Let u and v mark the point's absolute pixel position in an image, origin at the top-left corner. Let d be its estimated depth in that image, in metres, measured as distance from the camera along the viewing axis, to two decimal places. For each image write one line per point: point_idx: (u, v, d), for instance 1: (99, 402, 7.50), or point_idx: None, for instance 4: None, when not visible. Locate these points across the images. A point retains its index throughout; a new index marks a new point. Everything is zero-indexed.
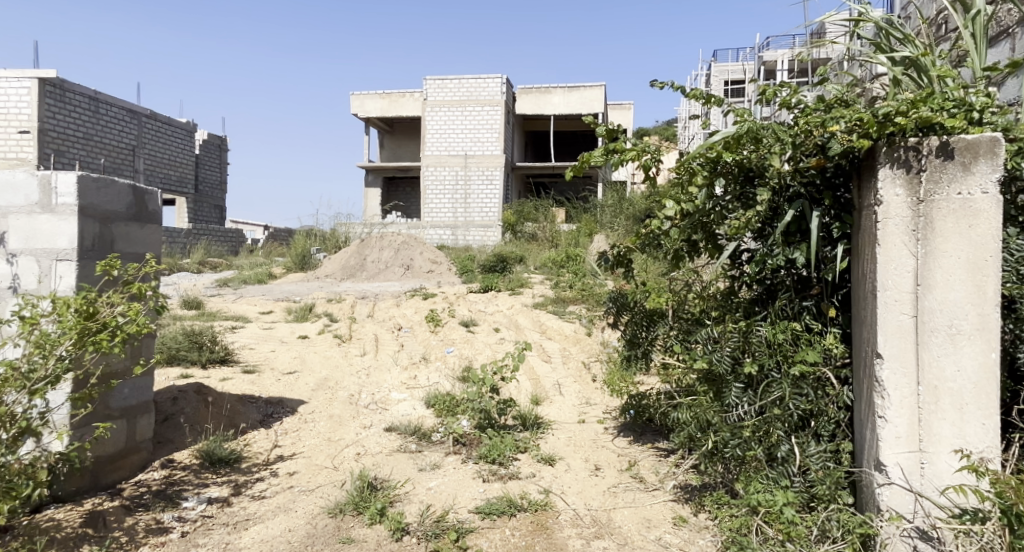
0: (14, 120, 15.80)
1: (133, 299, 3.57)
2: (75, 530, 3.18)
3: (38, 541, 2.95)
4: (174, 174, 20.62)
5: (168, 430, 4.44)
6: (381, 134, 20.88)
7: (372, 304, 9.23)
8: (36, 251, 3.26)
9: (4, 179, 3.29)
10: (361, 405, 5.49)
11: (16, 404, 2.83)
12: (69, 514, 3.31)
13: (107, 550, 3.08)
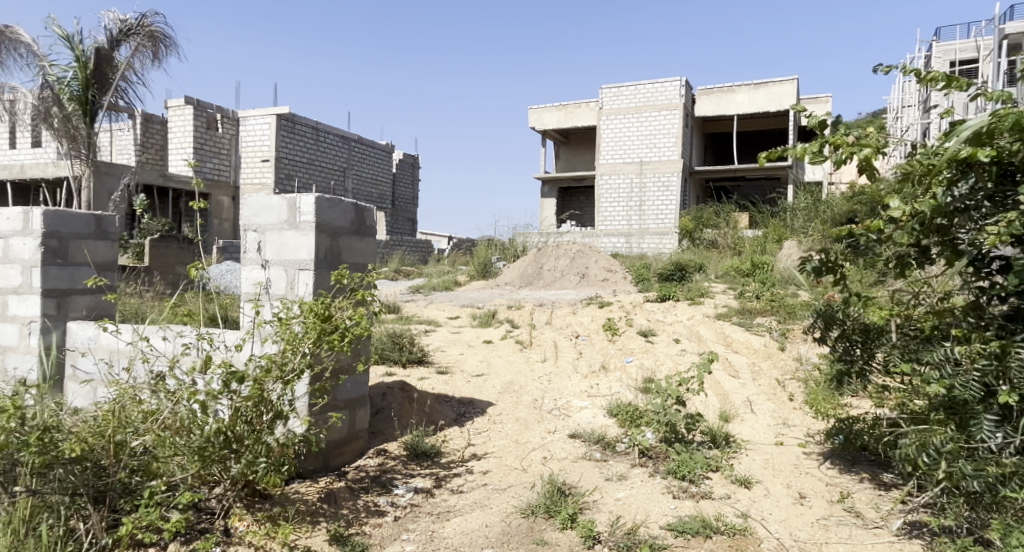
0: (259, 151, 18.39)
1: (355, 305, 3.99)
2: (314, 504, 3.63)
3: (287, 509, 3.46)
4: (376, 191, 22.50)
5: (380, 422, 4.90)
6: (557, 146, 21.37)
7: (550, 311, 9.46)
8: (284, 262, 3.76)
9: (262, 202, 3.85)
10: (545, 410, 5.68)
11: (275, 392, 3.38)
12: (308, 489, 3.79)
13: (338, 526, 3.47)
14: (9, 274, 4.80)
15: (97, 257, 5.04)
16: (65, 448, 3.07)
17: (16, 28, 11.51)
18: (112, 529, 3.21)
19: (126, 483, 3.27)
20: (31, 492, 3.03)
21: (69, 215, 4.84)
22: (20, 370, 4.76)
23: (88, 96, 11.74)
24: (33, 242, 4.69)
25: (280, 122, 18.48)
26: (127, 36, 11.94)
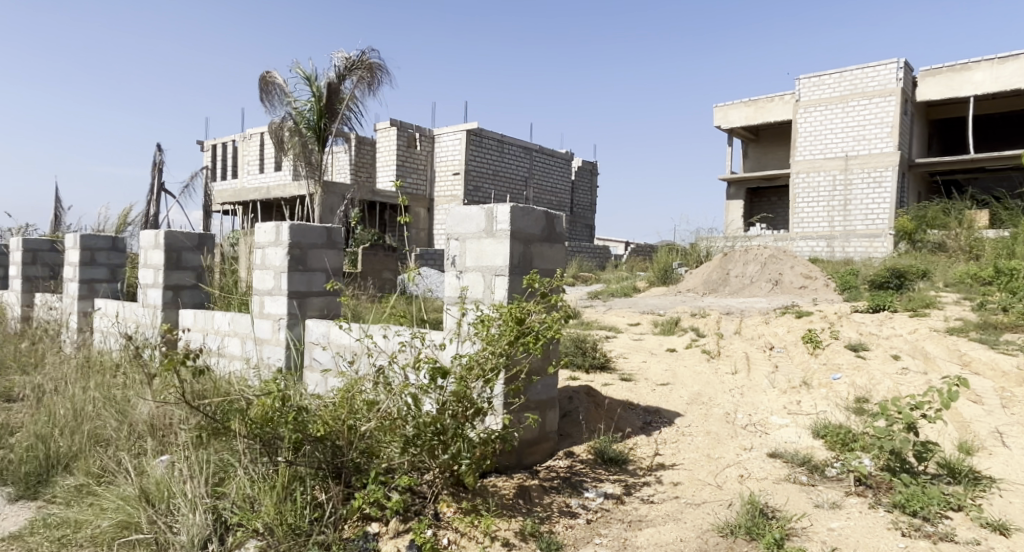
0: (450, 166, 19.35)
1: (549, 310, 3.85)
2: (509, 498, 3.56)
3: (489, 501, 3.42)
4: (556, 200, 22.70)
5: (568, 425, 4.76)
6: (744, 144, 20.31)
7: (740, 320, 8.84)
8: (482, 268, 3.75)
9: (462, 212, 3.88)
10: (740, 425, 5.23)
11: (477, 392, 3.37)
12: (505, 483, 3.73)
13: (533, 521, 3.36)
14: (265, 279, 5.34)
15: (327, 263, 5.41)
16: (313, 427, 3.35)
17: (273, 73, 12.14)
18: (348, 502, 3.45)
19: (359, 463, 3.47)
20: (287, 461, 3.33)
21: (307, 226, 5.25)
22: (272, 360, 5.25)
23: (321, 125, 11.88)
24: (282, 251, 5.18)
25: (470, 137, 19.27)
26: (352, 70, 11.77)
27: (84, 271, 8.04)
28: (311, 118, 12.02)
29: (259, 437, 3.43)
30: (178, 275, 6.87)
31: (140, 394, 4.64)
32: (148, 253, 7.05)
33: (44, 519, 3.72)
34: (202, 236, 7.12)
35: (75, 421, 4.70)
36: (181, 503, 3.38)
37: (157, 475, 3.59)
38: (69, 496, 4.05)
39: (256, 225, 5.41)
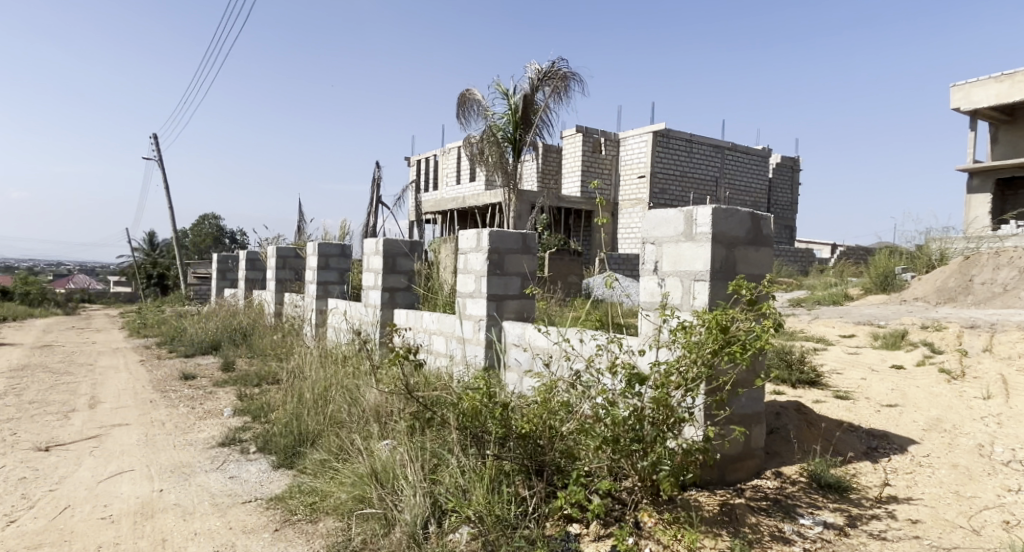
0: (635, 168, 19.19)
1: (758, 320, 3.61)
2: (714, 515, 3.42)
3: (693, 516, 3.26)
4: (751, 200, 21.50)
5: (776, 443, 4.40)
6: (993, 128, 17.95)
7: (986, 335, 7.73)
8: (680, 273, 3.63)
9: (660, 216, 3.78)
10: (999, 460, 4.29)
11: (679, 401, 3.26)
12: (709, 499, 3.57)
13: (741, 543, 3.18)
14: (467, 282, 5.61)
15: (523, 269, 5.53)
16: (517, 423, 3.53)
17: (472, 90, 12.74)
18: (551, 500, 3.47)
19: (560, 463, 3.48)
20: (495, 455, 3.45)
21: (506, 232, 5.42)
22: (473, 359, 5.49)
23: (516, 135, 12.28)
24: (482, 256, 5.40)
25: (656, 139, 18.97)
26: (544, 81, 12.01)
27: (321, 274, 9.11)
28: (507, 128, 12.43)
29: (474, 431, 3.65)
30: (392, 278, 7.48)
31: (367, 383, 5.10)
32: (370, 258, 7.75)
33: (298, 486, 4.38)
34: (412, 243, 7.66)
35: (320, 405, 5.36)
36: (405, 486, 3.66)
37: (385, 457, 4.02)
38: (316, 467, 4.61)
39: (460, 233, 5.69)
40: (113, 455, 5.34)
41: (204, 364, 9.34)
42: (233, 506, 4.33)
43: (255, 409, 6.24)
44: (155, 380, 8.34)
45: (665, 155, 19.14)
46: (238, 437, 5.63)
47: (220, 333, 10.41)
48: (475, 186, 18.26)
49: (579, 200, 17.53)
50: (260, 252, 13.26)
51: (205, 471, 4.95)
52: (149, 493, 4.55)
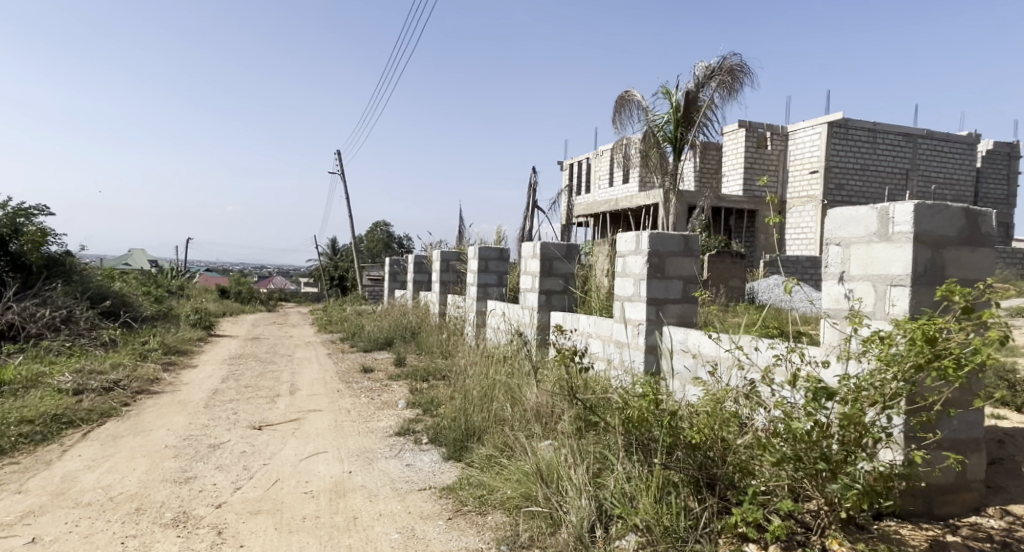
0: (807, 162, 18.08)
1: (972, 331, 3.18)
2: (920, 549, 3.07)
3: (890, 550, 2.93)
4: (957, 193, 19.01)
5: (1000, 474, 3.78)
6: None
7: None
8: (872, 277, 3.32)
9: (847, 214, 3.47)
10: None
11: (872, 420, 2.95)
12: (913, 533, 3.20)
13: None
14: (625, 285, 5.49)
15: (685, 271, 5.31)
16: (687, 433, 3.39)
17: (631, 91, 12.56)
18: (724, 516, 3.29)
19: (733, 477, 3.29)
20: (661, 464, 3.37)
21: (667, 234, 5.24)
22: (631, 365, 5.36)
23: (677, 134, 11.94)
24: (641, 259, 5.26)
25: (832, 130, 17.74)
26: (711, 77, 11.62)
27: (481, 277, 9.38)
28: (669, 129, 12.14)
29: (640, 438, 3.58)
30: (549, 281, 7.53)
31: (531, 383, 5.19)
32: (527, 261, 7.84)
33: (467, 478, 4.54)
34: (569, 246, 7.66)
35: (484, 401, 5.45)
36: (569, 489, 3.70)
37: (549, 456, 4.06)
38: (483, 463, 4.73)
39: (617, 235, 5.60)
40: (310, 437, 5.85)
41: (380, 358, 9.96)
42: (412, 492, 4.54)
43: (425, 402, 6.54)
44: (340, 372, 9.03)
45: (842, 146, 17.84)
46: (411, 427, 5.92)
47: (392, 332, 11.02)
48: (629, 188, 17.98)
49: (743, 198, 16.75)
50: (426, 255, 13.94)
51: (386, 457, 5.24)
52: (341, 474, 4.91)
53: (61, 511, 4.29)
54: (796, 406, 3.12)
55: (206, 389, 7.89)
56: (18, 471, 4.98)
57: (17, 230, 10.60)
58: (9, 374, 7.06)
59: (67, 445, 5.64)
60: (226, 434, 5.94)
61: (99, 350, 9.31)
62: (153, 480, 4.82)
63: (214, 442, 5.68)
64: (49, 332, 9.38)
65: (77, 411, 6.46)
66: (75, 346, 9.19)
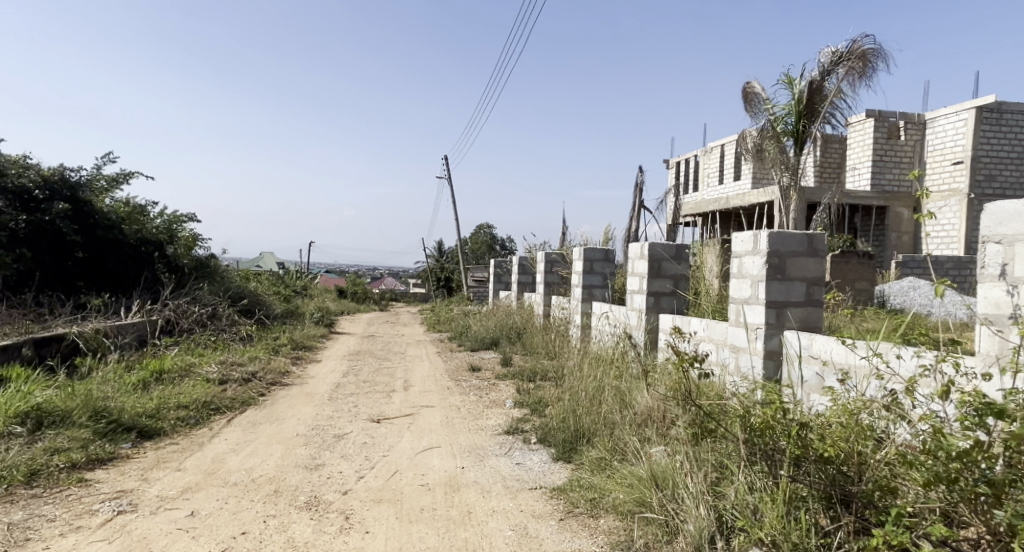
0: (950, 153, 16.73)
1: None
2: None
3: None
4: None
5: None
6: None
7: None
8: None
9: (1012, 208, 3.17)
10: None
11: None
12: None
13: None
14: (741, 287, 5.28)
15: (808, 273, 5.03)
16: (818, 445, 3.22)
17: (754, 83, 12.17)
18: (861, 536, 3.09)
19: (872, 495, 3.08)
20: (788, 476, 3.22)
21: (787, 233, 5.00)
22: (749, 371, 5.15)
23: (798, 127, 11.39)
24: (759, 260, 5.04)
25: (982, 116, 16.25)
26: (838, 64, 10.95)
27: (585, 278, 9.32)
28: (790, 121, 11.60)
29: (764, 446, 3.42)
30: (658, 283, 7.36)
31: (641, 387, 5.09)
32: (635, 263, 7.69)
33: (579, 480, 4.50)
34: (679, 247, 7.45)
35: (593, 403, 5.36)
36: (686, 496, 3.58)
37: (663, 461, 3.95)
38: (593, 465, 4.67)
39: (733, 235, 5.39)
40: (425, 432, 6.00)
41: (486, 357, 10.10)
42: (523, 490, 4.55)
43: (533, 402, 6.56)
44: (449, 370, 9.22)
45: (995, 134, 16.28)
46: (520, 427, 5.94)
47: (497, 332, 11.13)
48: (741, 185, 17.31)
49: (871, 193, 15.75)
50: (530, 257, 14.01)
51: (496, 456, 5.29)
52: (454, 469, 5.00)
53: (211, 488, 4.61)
54: (950, 422, 2.89)
55: (329, 382, 8.27)
56: (177, 450, 5.42)
57: (172, 235, 12.02)
58: (167, 364, 7.77)
59: (215, 429, 6.08)
60: (349, 425, 6.21)
61: (239, 344, 10.01)
62: (287, 465, 5.10)
63: (339, 433, 5.95)
64: (199, 327, 10.18)
65: (223, 398, 6.97)
66: (218, 339, 9.92)
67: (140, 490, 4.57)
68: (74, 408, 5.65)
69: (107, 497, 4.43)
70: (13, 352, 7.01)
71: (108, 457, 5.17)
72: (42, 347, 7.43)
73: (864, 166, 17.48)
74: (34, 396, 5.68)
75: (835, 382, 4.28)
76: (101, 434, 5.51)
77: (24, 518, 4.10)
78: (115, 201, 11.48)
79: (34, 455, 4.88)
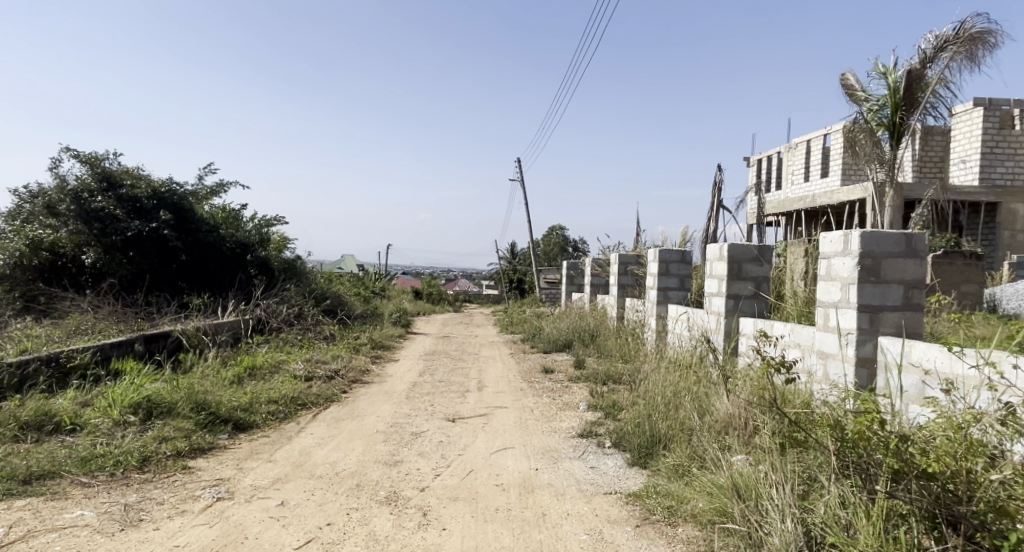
0: None
1: None
2: None
3: None
4: None
5: None
6: None
7: None
8: None
9: None
10: None
11: None
12: None
13: None
14: (830, 290, 5.01)
15: (906, 275, 4.73)
16: (920, 460, 3.02)
17: (848, 74, 11.69)
18: None
19: (984, 517, 2.87)
20: (886, 493, 3.03)
21: (883, 233, 4.71)
22: (839, 379, 4.89)
23: (895, 119, 10.85)
24: (851, 262, 4.77)
25: None
26: (943, 49, 10.14)
27: (661, 280, 9.11)
28: (887, 113, 11.05)
29: (857, 459, 3.23)
30: (738, 285, 7.11)
31: (721, 392, 4.91)
32: (714, 264, 7.46)
33: (655, 486, 4.37)
34: (762, 247, 7.16)
35: (669, 407, 5.20)
36: (772, 508, 3.41)
37: (745, 470, 3.79)
38: (670, 472, 4.52)
39: (821, 235, 5.13)
40: (499, 432, 5.98)
41: (559, 360, 10.01)
42: (597, 495, 4.46)
43: (607, 406, 6.44)
44: (522, 371, 9.18)
45: None
46: (594, 430, 5.84)
47: (570, 334, 11.03)
48: (828, 183, 16.55)
49: (978, 189, 14.78)
50: (603, 259, 13.83)
51: (570, 458, 5.21)
52: (529, 470, 4.96)
53: (299, 480, 4.72)
54: None
55: (406, 381, 8.38)
56: (268, 442, 5.59)
57: (263, 238, 12.46)
58: (258, 360, 8.06)
59: (302, 423, 6.24)
60: (426, 424, 6.26)
61: (323, 343, 10.30)
62: (369, 460, 5.17)
63: (416, 431, 6.00)
64: (287, 326, 10.53)
65: (309, 394, 7.17)
66: (305, 337, 10.25)
67: (236, 478, 4.73)
68: (179, 400, 5.93)
69: (208, 484, 4.61)
70: (126, 347, 7.43)
71: (209, 446, 5.38)
72: (150, 343, 7.84)
73: (973, 159, 15.23)
74: (145, 388, 6.00)
75: (938, 393, 3.99)
76: (202, 425, 5.76)
77: (136, 500, 4.31)
78: (213, 208, 12.05)
79: (145, 442, 5.15)
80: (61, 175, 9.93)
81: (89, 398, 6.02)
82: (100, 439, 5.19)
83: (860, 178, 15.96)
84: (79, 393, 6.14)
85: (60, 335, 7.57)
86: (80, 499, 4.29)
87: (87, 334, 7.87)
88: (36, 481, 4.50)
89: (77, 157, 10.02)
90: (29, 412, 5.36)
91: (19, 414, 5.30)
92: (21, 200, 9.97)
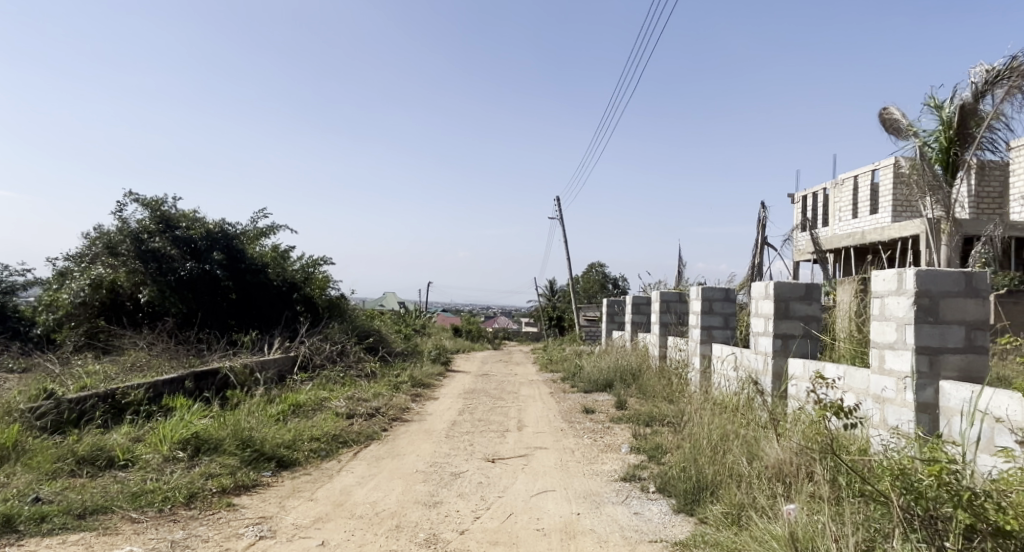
0: None
1: None
2: None
3: None
4: None
5: None
6: None
7: None
8: None
9: None
10: None
11: None
12: None
13: None
14: (885, 330, 4.80)
15: (967, 315, 4.52)
16: (995, 516, 2.84)
17: (890, 107, 11.48)
18: None
19: None
20: None
21: (941, 272, 4.51)
22: (898, 425, 4.65)
23: (950, 155, 10.68)
24: (906, 301, 4.57)
25: None
26: (996, 83, 9.79)
27: (705, 318, 8.92)
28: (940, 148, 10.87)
29: (923, 512, 3.05)
30: (786, 324, 6.90)
31: (772, 439, 4.73)
32: (759, 303, 7.25)
33: (703, 535, 4.16)
34: (810, 285, 6.96)
35: (717, 453, 5.00)
36: None
37: (803, 521, 3.60)
38: (719, 520, 4.30)
39: (874, 274, 4.94)
40: (539, 474, 5.84)
41: (601, 400, 9.79)
42: (642, 542, 4.28)
43: (650, 449, 6.24)
44: (562, 411, 9.00)
45: None
46: (638, 474, 5.65)
47: (612, 373, 10.80)
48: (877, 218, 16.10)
49: None
50: (645, 298, 13.64)
51: (613, 503, 5.04)
52: (570, 515, 4.80)
53: (340, 520, 4.66)
54: None
55: (446, 420, 8.29)
56: (310, 481, 5.55)
57: (308, 277, 12.57)
58: (302, 398, 8.07)
59: (343, 462, 6.20)
60: (465, 464, 6.16)
61: (363, 380, 10.30)
62: (408, 501, 5.09)
63: (456, 471, 5.91)
64: (329, 363, 10.56)
65: (349, 432, 7.13)
66: (347, 375, 10.26)
67: (279, 517, 4.69)
68: (225, 437, 5.96)
69: (251, 522, 4.58)
70: (177, 383, 7.52)
71: (252, 483, 5.36)
72: (199, 380, 7.94)
73: None
74: (193, 425, 6.04)
75: (1010, 442, 3.77)
76: (246, 462, 5.76)
77: (183, 536, 4.30)
78: (263, 248, 12.33)
79: (192, 479, 5.17)
80: (124, 218, 10.31)
81: (141, 434, 6.10)
82: (150, 474, 5.23)
83: (912, 215, 15.48)
84: (132, 428, 6.23)
85: (115, 372, 7.72)
86: (130, 535, 4.29)
87: (141, 370, 8.03)
88: (90, 515, 4.52)
89: (138, 202, 10.41)
90: (85, 447, 5.45)
91: (76, 449, 5.40)
92: (88, 243, 10.34)
